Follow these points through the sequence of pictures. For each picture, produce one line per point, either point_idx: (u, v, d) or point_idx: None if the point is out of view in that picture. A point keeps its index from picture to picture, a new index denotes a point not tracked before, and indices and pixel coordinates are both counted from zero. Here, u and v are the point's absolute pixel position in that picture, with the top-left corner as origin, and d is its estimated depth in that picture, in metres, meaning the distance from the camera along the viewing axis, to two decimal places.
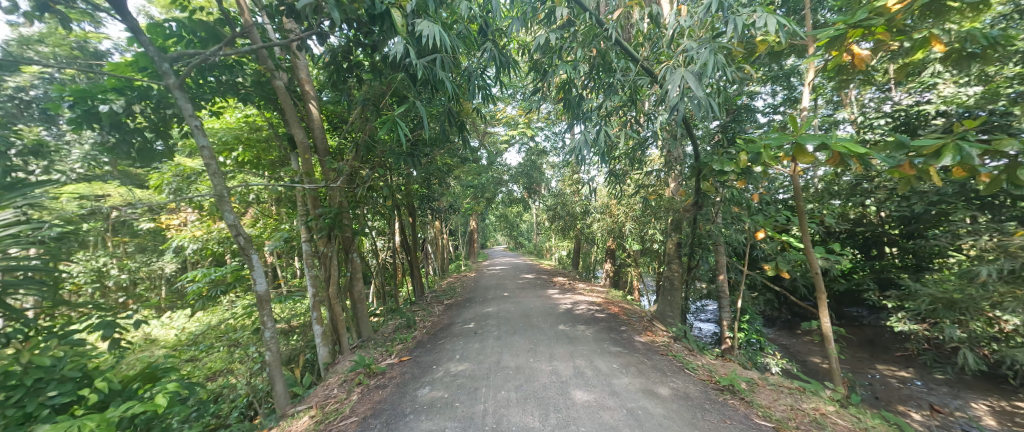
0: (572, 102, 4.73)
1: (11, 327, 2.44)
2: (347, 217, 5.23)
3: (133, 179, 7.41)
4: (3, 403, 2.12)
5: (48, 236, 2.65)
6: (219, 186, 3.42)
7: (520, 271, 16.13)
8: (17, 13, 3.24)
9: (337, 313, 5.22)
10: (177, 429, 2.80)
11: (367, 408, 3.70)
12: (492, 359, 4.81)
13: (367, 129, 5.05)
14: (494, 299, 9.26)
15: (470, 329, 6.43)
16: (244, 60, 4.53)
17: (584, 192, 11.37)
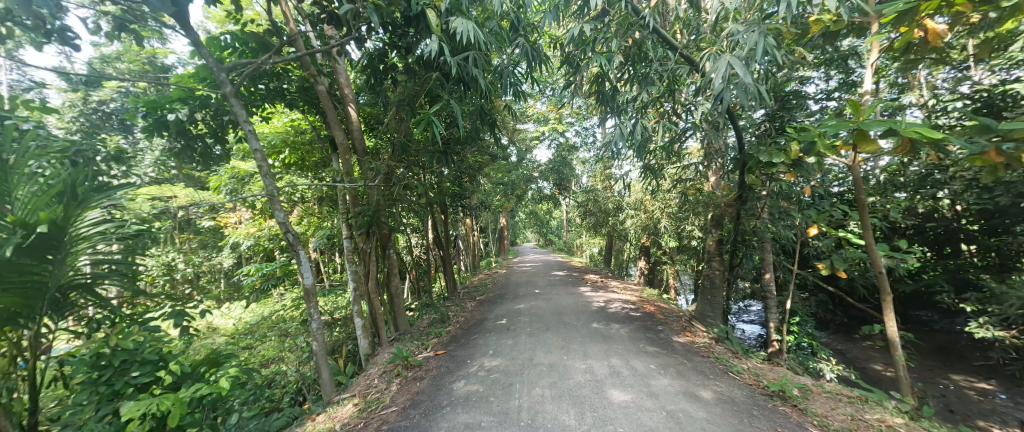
0: (605, 96, 4.62)
1: (100, 314, 2.75)
2: (384, 215, 5.44)
3: (196, 181, 8.08)
4: (96, 381, 2.40)
5: (129, 233, 2.91)
6: (270, 186, 3.66)
7: (550, 268, 16.05)
8: (101, 33, 3.61)
9: (376, 307, 5.46)
10: (237, 412, 3.05)
11: (406, 398, 3.84)
12: (526, 355, 4.83)
13: (403, 130, 5.23)
14: (526, 295, 9.29)
15: (502, 326, 6.48)
16: (290, 67, 4.80)
17: (617, 188, 11.11)
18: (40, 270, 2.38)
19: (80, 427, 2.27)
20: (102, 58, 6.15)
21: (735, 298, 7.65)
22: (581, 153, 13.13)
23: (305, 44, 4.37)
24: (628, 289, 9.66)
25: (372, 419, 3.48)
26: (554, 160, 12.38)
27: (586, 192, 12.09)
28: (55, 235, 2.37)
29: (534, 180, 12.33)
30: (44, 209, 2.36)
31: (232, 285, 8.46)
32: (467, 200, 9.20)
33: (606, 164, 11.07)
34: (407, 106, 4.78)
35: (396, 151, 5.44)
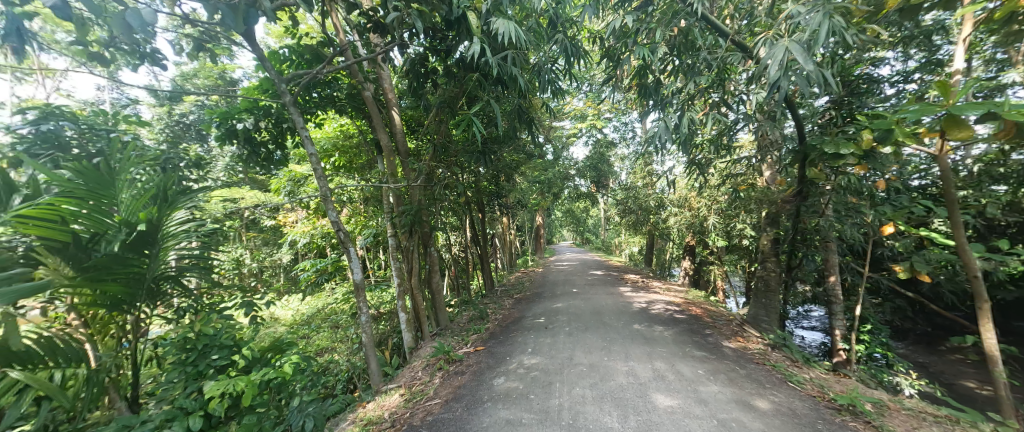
0: (648, 89, 4.45)
1: (185, 302, 3.10)
2: (425, 214, 5.62)
3: (258, 184, 8.83)
4: (183, 362, 2.72)
5: (207, 231, 3.25)
6: (324, 187, 3.93)
7: (587, 267, 15.77)
8: (183, 54, 4.05)
9: (419, 302, 5.68)
10: (296, 396, 3.32)
11: (449, 391, 3.97)
12: (565, 355, 4.78)
13: (443, 131, 5.39)
14: (563, 294, 9.21)
15: (541, 324, 6.48)
16: (339, 75, 5.12)
17: (659, 185, 10.68)
18: (140, 263, 2.72)
19: (172, 400, 2.66)
20: (183, 75, 6.88)
21: (794, 302, 7.05)
22: (620, 149, 12.75)
23: (354, 53, 4.63)
24: (671, 290, 9.26)
25: (417, 410, 3.62)
26: (592, 157, 12.10)
27: (625, 190, 11.72)
28: (151, 231, 2.70)
29: (572, 179, 12.14)
30: (143, 209, 2.70)
31: (289, 279, 9.16)
32: (505, 199, 9.29)
33: (647, 160, 10.66)
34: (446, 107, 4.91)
35: (438, 152, 5.62)
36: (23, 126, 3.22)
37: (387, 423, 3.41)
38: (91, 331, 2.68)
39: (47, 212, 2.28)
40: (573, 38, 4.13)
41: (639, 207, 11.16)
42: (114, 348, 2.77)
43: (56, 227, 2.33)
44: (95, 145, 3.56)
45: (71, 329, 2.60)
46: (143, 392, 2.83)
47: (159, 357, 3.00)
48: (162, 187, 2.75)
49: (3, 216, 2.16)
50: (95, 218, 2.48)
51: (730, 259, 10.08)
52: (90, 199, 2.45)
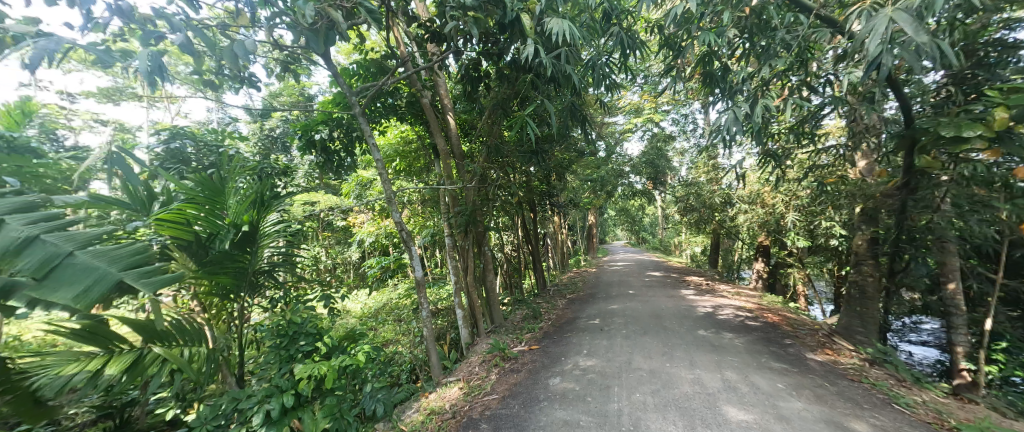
0: (713, 77, 4.10)
1: (276, 292, 3.54)
2: (480, 213, 5.75)
3: (331, 188, 9.68)
4: (278, 346, 3.10)
5: (291, 231, 3.67)
6: (389, 190, 4.24)
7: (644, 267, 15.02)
8: (272, 75, 4.63)
9: (474, 300, 5.82)
10: (365, 382, 3.63)
11: (505, 388, 4.04)
12: (623, 358, 4.61)
13: (496, 132, 5.49)
14: (619, 295, 8.89)
15: (596, 325, 6.31)
16: (401, 85, 5.46)
17: (726, 180, 9.86)
18: (243, 259, 3.15)
19: (269, 378, 3.10)
20: (271, 95, 7.79)
21: (899, 311, 6.07)
22: (678, 143, 11.92)
23: (414, 64, 4.92)
24: (743, 295, 8.45)
25: (475, 404, 3.74)
26: (649, 153, 10.87)
27: (685, 186, 10.93)
28: (252, 232, 3.13)
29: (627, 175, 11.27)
30: (245, 212, 3.11)
31: (357, 275, 9.91)
32: (556, 198, 9.17)
33: (710, 154, 9.84)
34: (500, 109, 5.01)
35: (491, 153, 5.73)
36: (157, 145, 4.03)
37: (448, 414, 3.56)
38: (207, 316, 3.16)
39: (177, 217, 2.72)
40: (629, 29, 3.96)
41: (703, 204, 10.33)
42: (225, 331, 3.23)
43: (183, 228, 2.77)
44: (208, 158, 4.32)
45: (192, 314, 3.09)
46: (245, 371, 3.28)
47: (256, 341, 3.46)
48: (259, 194, 3.16)
49: (147, 220, 2.60)
50: (210, 221, 2.90)
51: (813, 261, 8.98)
52: (207, 204, 2.86)
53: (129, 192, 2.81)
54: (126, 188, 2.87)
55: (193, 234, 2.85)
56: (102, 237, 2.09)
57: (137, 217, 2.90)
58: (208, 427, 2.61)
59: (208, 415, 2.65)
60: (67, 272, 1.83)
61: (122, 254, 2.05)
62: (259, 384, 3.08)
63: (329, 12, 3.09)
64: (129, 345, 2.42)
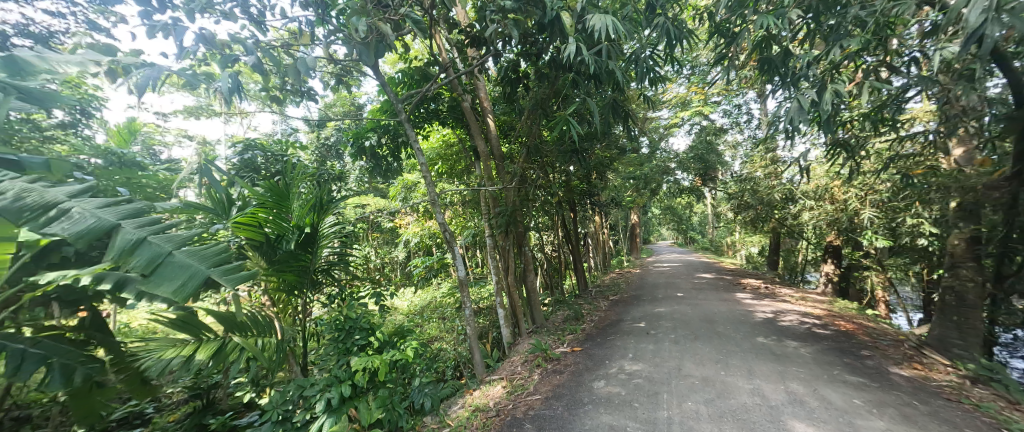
0: (772, 61, 3.76)
1: (333, 290, 3.80)
2: (520, 214, 5.77)
3: (378, 192, 10.16)
4: (335, 339, 3.33)
5: (345, 233, 3.94)
6: (433, 193, 4.41)
7: (695, 269, 14.18)
8: (328, 88, 4.99)
9: (515, 300, 5.83)
10: (413, 376, 3.79)
11: (548, 389, 4.01)
12: (673, 364, 4.38)
13: (536, 132, 5.48)
14: (667, 298, 8.49)
15: (642, 328, 6.07)
16: (443, 91, 5.63)
17: (787, 175, 9.07)
18: (306, 258, 3.41)
19: (329, 368, 3.34)
20: (325, 106, 8.36)
21: (1009, 322, 5.22)
22: (731, 136, 11.11)
23: (455, 69, 5.06)
24: (810, 300, 7.68)
25: (517, 403, 3.76)
26: (698, 147, 10.03)
27: (739, 181, 10.16)
28: (314, 234, 3.40)
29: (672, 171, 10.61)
30: (307, 216, 3.40)
31: (403, 274, 10.29)
32: (597, 197, 8.96)
33: (769, 146, 9.05)
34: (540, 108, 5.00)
35: (531, 153, 5.72)
36: (234, 157, 4.76)
37: (492, 412, 3.60)
38: (276, 309, 3.46)
39: (251, 219, 3.01)
40: (674, 19, 3.76)
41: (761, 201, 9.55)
42: (291, 324, 3.52)
43: (255, 229, 3.07)
44: (273, 167, 4.78)
45: (263, 307, 3.40)
46: (307, 362, 3.55)
47: (316, 334, 3.73)
48: (319, 198, 3.42)
49: (227, 223, 2.91)
50: (278, 223, 3.19)
51: (895, 263, 7.98)
52: (275, 208, 3.15)
53: (212, 198, 3.17)
54: (209, 195, 3.23)
55: (263, 236, 3.15)
56: (196, 240, 2.35)
57: (218, 220, 3.26)
58: (278, 411, 2.88)
59: (279, 400, 2.92)
60: (167, 270, 2.08)
61: (210, 254, 2.29)
62: (320, 374, 3.33)
63: (378, 27, 3.28)
64: (214, 334, 2.71)
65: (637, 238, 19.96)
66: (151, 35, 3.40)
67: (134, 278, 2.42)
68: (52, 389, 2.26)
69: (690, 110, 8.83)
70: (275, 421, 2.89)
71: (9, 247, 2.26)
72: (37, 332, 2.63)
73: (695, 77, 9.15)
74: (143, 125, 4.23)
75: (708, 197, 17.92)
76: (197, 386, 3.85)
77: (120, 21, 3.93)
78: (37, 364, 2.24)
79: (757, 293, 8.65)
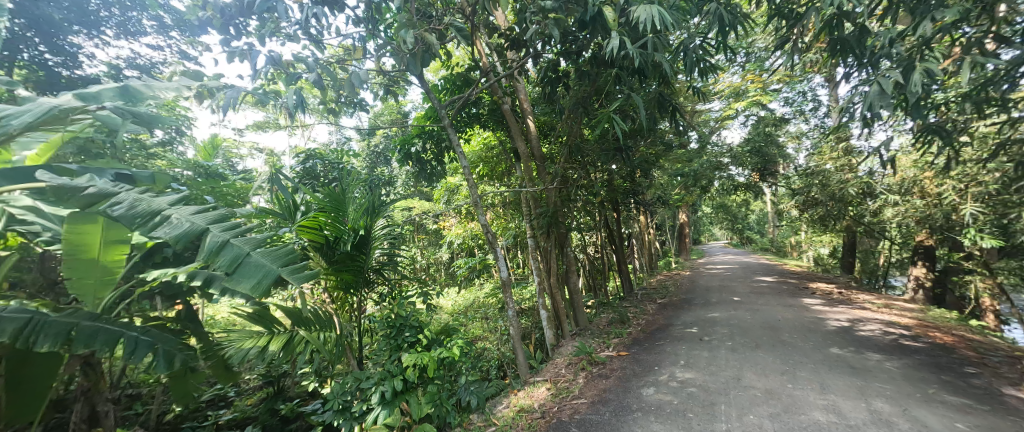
0: (846, 39, 3.33)
1: (385, 289, 3.99)
2: (561, 215, 5.70)
3: (422, 195, 10.50)
4: (387, 336, 3.50)
5: (394, 235, 4.14)
6: (475, 195, 4.52)
7: (753, 271, 13.12)
8: (377, 97, 5.26)
9: (558, 302, 5.76)
10: (458, 373, 3.89)
11: (593, 393, 3.91)
12: (731, 374, 4.07)
13: (577, 132, 5.40)
14: (722, 302, 7.95)
15: (694, 334, 5.72)
16: (484, 94, 5.73)
17: (865, 167, 8.10)
18: (361, 259, 3.62)
19: (382, 363, 3.52)
20: (374, 115, 8.83)
21: None
22: (794, 126, 10.14)
23: (496, 73, 5.14)
24: (896, 307, 6.79)
25: (562, 406, 3.70)
26: (755, 139, 8.90)
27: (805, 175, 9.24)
28: (368, 236, 3.60)
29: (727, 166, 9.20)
30: (361, 219, 3.61)
31: (447, 275, 10.50)
32: (642, 196, 8.58)
33: (841, 136, 8.13)
34: (582, 107, 4.93)
35: (572, 153, 5.64)
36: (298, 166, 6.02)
37: (538, 414, 3.59)
38: (334, 306, 3.71)
39: (313, 223, 3.29)
40: (727, 4, 3.50)
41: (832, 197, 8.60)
42: (349, 320, 3.75)
43: (317, 233, 3.35)
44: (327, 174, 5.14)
45: (323, 303, 3.66)
46: (362, 356, 3.75)
47: (370, 331, 3.94)
48: (371, 203, 3.66)
49: (293, 226, 3.19)
50: (336, 226, 3.44)
51: None
52: (333, 212, 3.40)
53: (281, 203, 3.50)
54: (278, 201, 3.55)
55: (323, 238, 3.39)
56: (269, 242, 2.57)
57: (284, 224, 3.55)
58: (339, 400, 3.08)
59: (339, 391, 3.13)
60: (247, 269, 2.29)
61: (282, 254, 2.49)
62: (375, 368, 3.52)
63: (425, 37, 3.46)
64: (283, 327, 2.97)
65: (687, 238, 18.82)
66: (229, 60, 3.82)
67: (219, 276, 2.89)
68: (159, 368, 2.52)
69: (746, 99, 8.16)
70: (336, 409, 3.10)
71: (123, 249, 2.68)
72: (145, 321, 3.07)
73: (751, 64, 8.46)
74: (222, 140, 4.70)
75: (768, 193, 16.55)
76: (268, 373, 4.24)
77: (205, 49, 4.45)
78: (148, 346, 2.60)
79: (829, 298, 7.79)
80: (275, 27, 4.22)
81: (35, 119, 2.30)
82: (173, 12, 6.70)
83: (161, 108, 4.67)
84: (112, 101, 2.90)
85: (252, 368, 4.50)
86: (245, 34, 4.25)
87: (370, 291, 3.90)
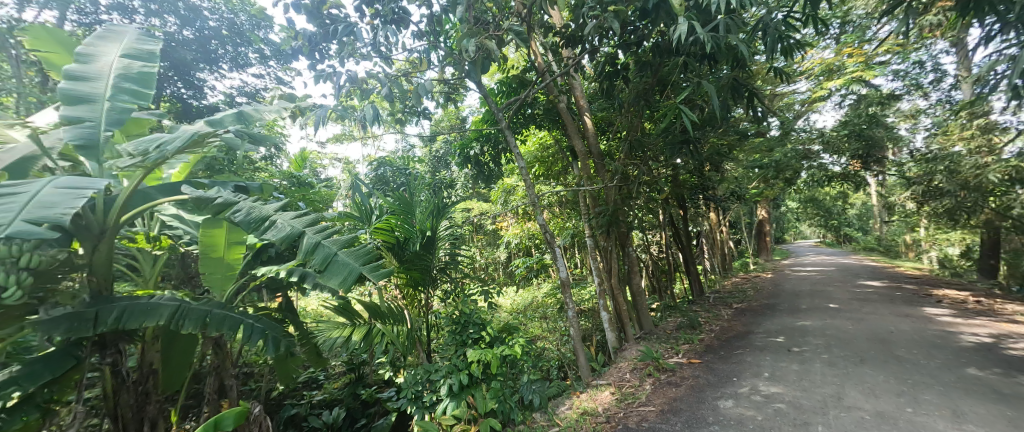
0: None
1: (449, 287, 4.18)
2: (622, 213, 5.46)
3: (480, 197, 10.74)
4: (452, 331, 3.68)
5: (457, 235, 4.32)
6: (533, 195, 4.57)
7: (856, 274, 11.35)
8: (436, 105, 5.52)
9: (620, 304, 5.54)
10: (519, 372, 3.96)
11: (662, 401, 3.70)
12: (829, 391, 3.56)
13: (638, 126, 5.15)
14: (816, 309, 7.00)
15: (781, 343, 5.12)
16: (539, 95, 5.72)
17: (1014, 146, 6.57)
18: (428, 258, 3.82)
19: (449, 358, 3.71)
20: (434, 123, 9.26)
21: None
22: (907, 103, 8.57)
23: (552, 72, 5.09)
24: None
25: (628, 412, 3.55)
26: (853, 120, 7.18)
27: (924, 161, 7.76)
28: (434, 236, 3.81)
29: (817, 154, 7.67)
30: (427, 221, 3.83)
31: (506, 274, 10.61)
32: (713, 192, 7.90)
33: (975, 111, 6.69)
34: (643, 100, 4.71)
35: (632, 148, 5.38)
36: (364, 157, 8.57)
37: (602, 418, 3.49)
38: (404, 302, 3.98)
39: (386, 225, 3.61)
40: None
41: (964, 185, 7.11)
42: (419, 315, 3.99)
43: (389, 233, 3.65)
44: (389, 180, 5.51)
45: (395, 299, 3.94)
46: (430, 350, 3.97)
47: (436, 327, 4.16)
48: (435, 205, 3.87)
49: (371, 227, 3.53)
50: (406, 228, 3.71)
51: None
52: (403, 214, 3.69)
53: (359, 208, 3.88)
54: (357, 205, 3.92)
55: (395, 238, 3.68)
56: (352, 243, 2.79)
57: (361, 226, 3.88)
58: (412, 389, 3.32)
59: (412, 381, 3.35)
60: (335, 266, 2.53)
61: (362, 253, 2.70)
62: (442, 361, 3.73)
63: (485, 44, 3.55)
64: (363, 319, 3.30)
65: (768, 236, 16.87)
66: (317, 82, 4.28)
67: (312, 272, 3.33)
68: (268, 352, 2.88)
69: (842, 76, 7.07)
70: (410, 398, 3.35)
71: (241, 248, 3.19)
72: (255, 310, 3.57)
73: (848, 35, 7.31)
74: (309, 153, 5.36)
75: (874, 183, 14.27)
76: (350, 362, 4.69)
77: (296, 74, 5.05)
78: (260, 332, 3.00)
79: (961, 308, 6.46)
80: (351, 49, 4.61)
81: (183, 144, 2.63)
82: (272, 45, 8.40)
83: (260, 128, 5.38)
84: (231, 125, 3.29)
85: (336, 355, 5.00)
86: (328, 58, 4.71)
87: (437, 288, 4.11)
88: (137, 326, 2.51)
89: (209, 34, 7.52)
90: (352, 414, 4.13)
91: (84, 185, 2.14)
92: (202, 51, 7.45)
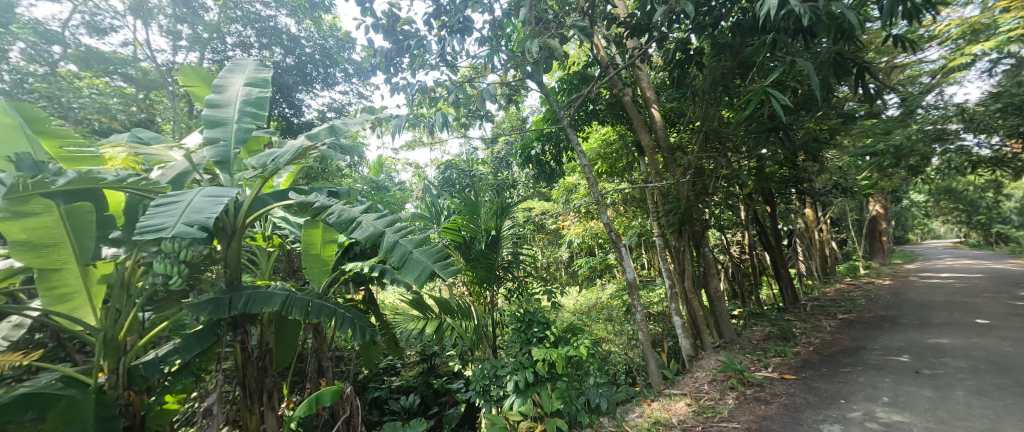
0: None
1: (515, 285, 4.23)
2: (696, 211, 5.06)
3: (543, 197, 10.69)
4: (517, 329, 3.75)
5: (522, 234, 4.33)
6: (597, 193, 4.43)
7: (1010, 282, 9.18)
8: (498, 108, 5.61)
9: (695, 308, 5.15)
10: (583, 374, 3.91)
11: (749, 419, 3.35)
12: (978, 427, 2.90)
13: (714, 114, 4.72)
14: (953, 324, 5.80)
15: (903, 363, 4.33)
16: (603, 90, 5.53)
17: None
18: (493, 257, 3.90)
19: (515, 355, 3.76)
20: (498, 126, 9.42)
21: None
22: None
23: (616, 65, 4.87)
24: None
25: (708, 427, 3.27)
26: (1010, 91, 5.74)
27: None
28: (499, 235, 3.88)
29: (956, 133, 6.18)
30: (491, 221, 3.90)
31: (570, 274, 10.43)
32: (809, 184, 6.94)
33: None
34: (720, 86, 4.31)
35: (708, 140, 4.95)
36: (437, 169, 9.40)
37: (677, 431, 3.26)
38: (471, 300, 4.12)
39: (454, 225, 3.77)
40: None
41: None
42: (486, 312, 4.10)
43: (457, 233, 3.80)
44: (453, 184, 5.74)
45: (463, 296, 4.09)
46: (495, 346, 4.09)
47: (502, 325, 4.26)
48: (500, 205, 3.93)
49: (441, 227, 3.72)
50: (471, 227, 3.82)
51: None
52: (470, 215, 3.82)
53: (429, 210, 4.15)
54: (427, 206, 4.17)
55: (462, 237, 3.81)
56: (424, 242, 2.92)
57: (431, 226, 4.18)
58: (480, 383, 3.41)
59: (480, 375, 3.45)
60: (410, 263, 2.68)
61: (434, 251, 2.81)
62: (508, 357, 3.81)
63: (548, 44, 3.48)
64: (434, 313, 3.56)
65: (885, 235, 14.36)
66: (393, 94, 4.59)
67: (390, 268, 3.63)
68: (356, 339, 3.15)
69: (992, 38, 5.71)
70: (478, 391, 3.44)
71: (334, 246, 3.55)
72: (345, 301, 4.01)
73: None
74: (386, 160, 5.76)
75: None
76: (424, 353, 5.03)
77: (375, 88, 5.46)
78: (350, 321, 3.29)
79: None
80: (422, 61, 4.86)
81: (291, 157, 2.97)
82: (355, 63, 9.22)
83: (346, 139, 5.95)
84: (324, 137, 3.67)
85: (411, 345, 5.37)
86: (401, 71, 5.01)
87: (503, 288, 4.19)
88: (258, 312, 2.89)
89: (306, 59, 8.49)
90: (426, 401, 4.43)
91: (221, 193, 2.53)
92: (300, 75, 8.42)
